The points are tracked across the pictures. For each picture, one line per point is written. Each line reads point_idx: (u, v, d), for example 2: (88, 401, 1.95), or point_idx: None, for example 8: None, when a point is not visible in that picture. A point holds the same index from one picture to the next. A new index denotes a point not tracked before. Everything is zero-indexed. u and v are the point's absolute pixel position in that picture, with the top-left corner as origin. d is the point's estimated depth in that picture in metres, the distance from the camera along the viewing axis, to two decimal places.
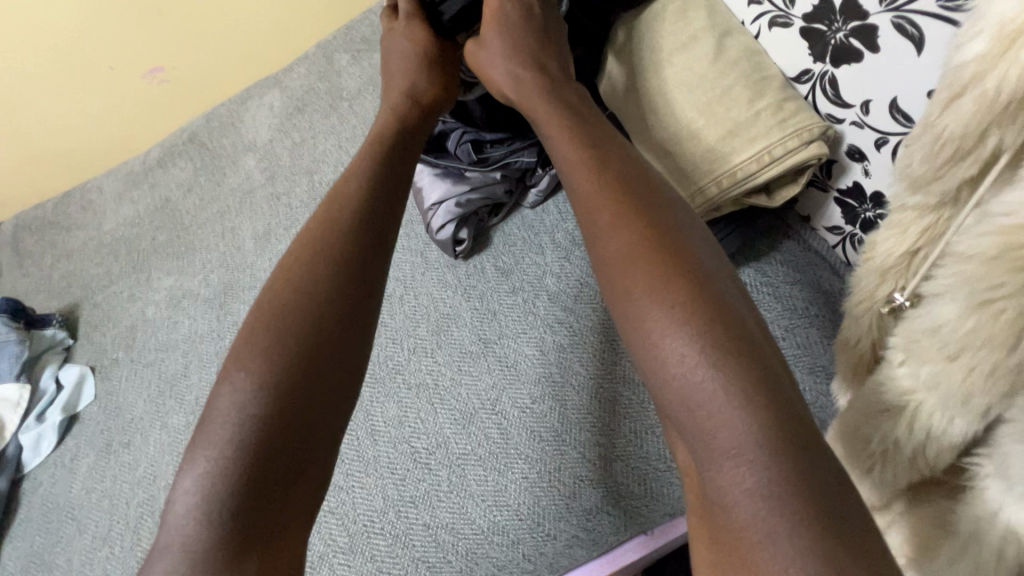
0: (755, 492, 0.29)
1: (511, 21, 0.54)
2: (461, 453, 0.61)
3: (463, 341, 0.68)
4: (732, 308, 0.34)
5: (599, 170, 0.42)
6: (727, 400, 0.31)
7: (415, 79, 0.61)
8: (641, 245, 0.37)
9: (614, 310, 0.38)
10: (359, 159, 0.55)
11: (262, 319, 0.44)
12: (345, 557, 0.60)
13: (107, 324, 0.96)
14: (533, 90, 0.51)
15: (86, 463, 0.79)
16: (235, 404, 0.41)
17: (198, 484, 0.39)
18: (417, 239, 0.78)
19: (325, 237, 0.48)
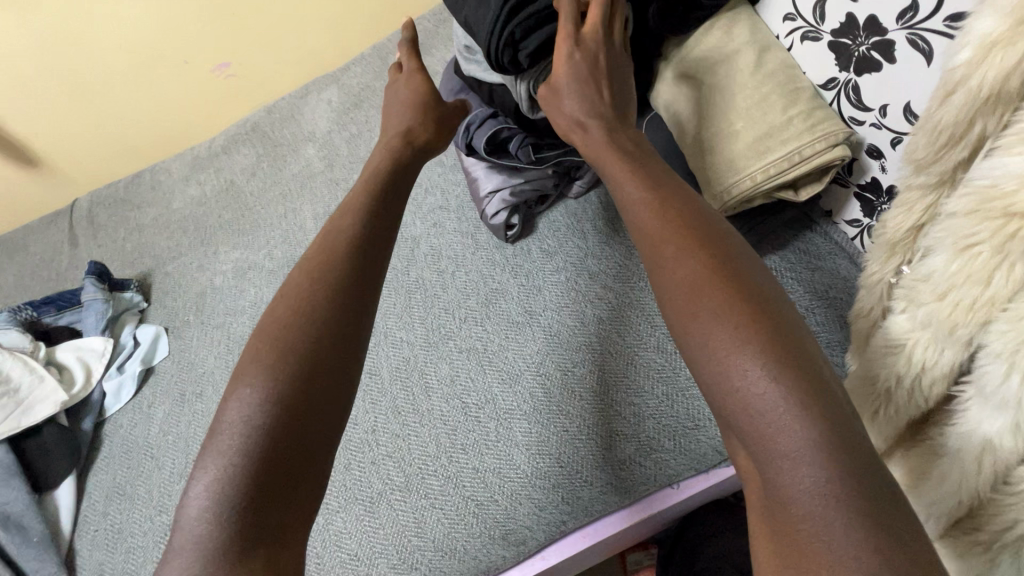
0: (814, 490, 0.33)
1: (581, 70, 0.56)
2: (508, 407, 0.68)
3: (510, 313, 0.76)
4: (793, 334, 0.38)
5: (661, 208, 0.47)
6: (786, 416, 0.35)
7: (411, 121, 0.69)
8: (706, 272, 0.41)
9: (677, 333, 0.42)
10: (354, 206, 0.59)
11: (266, 340, 0.48)
12: (401, 494, 0.67)
13: (178, 291, 1.05)
14: (597, 135, 0.55)
15: (163, 410, 0.88)
16: (244, 414, 0.44)
17: (210, 488, 0.41)
18: (468, 222, 0.88)
19: (331, 269, 0.52)
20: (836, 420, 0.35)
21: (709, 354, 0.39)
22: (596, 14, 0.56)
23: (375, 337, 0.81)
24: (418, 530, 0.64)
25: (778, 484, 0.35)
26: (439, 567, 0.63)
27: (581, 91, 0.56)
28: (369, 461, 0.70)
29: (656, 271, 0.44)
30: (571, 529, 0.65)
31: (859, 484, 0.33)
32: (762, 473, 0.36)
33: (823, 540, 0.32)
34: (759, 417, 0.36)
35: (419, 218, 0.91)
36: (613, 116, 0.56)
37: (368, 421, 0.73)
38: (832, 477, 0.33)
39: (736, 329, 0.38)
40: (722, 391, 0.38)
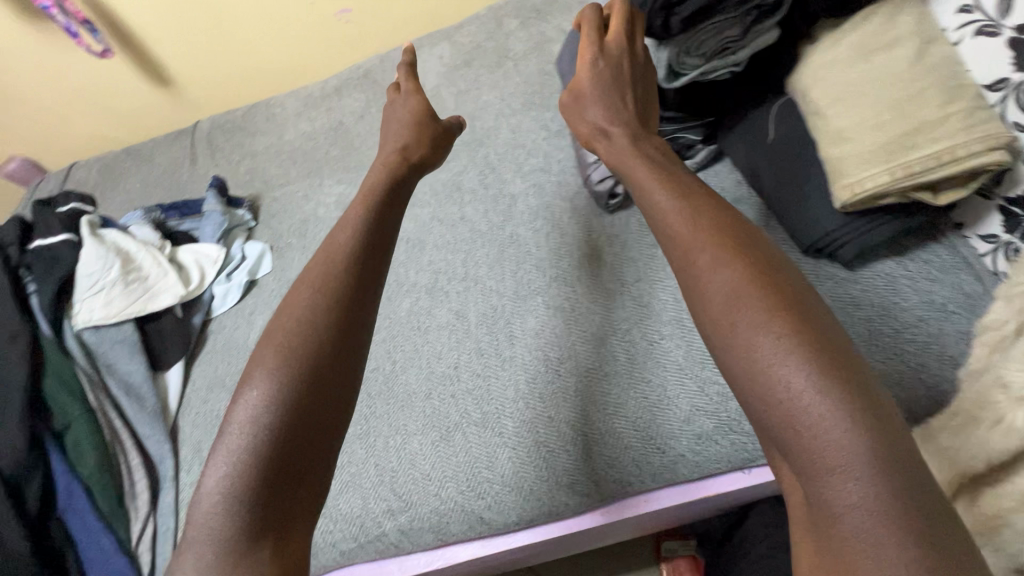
0: (859, 502, 0.34)
1: (605, 80, 0.62)
2: (590, 366, 0.70)
3: (602, 278, 0.78)
4: (837, 343, 0.39)
5: (695, 219, 0.48)
6: (834, 428, 0.35)
7: (406, 139, 0.74)
8: (744, 284, 0.42)
9: (716, 347, 0.43)
10: (348, 217, 0.61)
11: (269, 344, 0.51)
12: (476, 429, 0.70)
13: (284, 215, 1.13)
14: (620, 147, 0.59)
15: (264, 318, 0.96)
16: (252, 413, 0.46)
17: (223, 484, 0.44)
18: (568, 187, 0.90)
19: (336, 272, 0.55)
20: (882, 426, 0.36)
21: (753, 369, 0.39)
22: (617, 28, 0.63)
23: (466, 283, 0.85)
24: (489, 463, 0.68)
25: (826, 494, 0.35)
26: (505, 501, 0.66)
27: (603, 104, 0.62)
28: (449, 394, 0.74)
29: (691, 285, 0.45)
30: (636, 491, 0.66)
31: (908, 497, 0.34)
32: (804, 483, 0.37)
33: (872, 554, 0.33)
34: (805, 428, 0.36)
35: (520, 178, 0.95)
36: (635, 124, 0.61)
37: (452, 358, 0.77)
38: (880, 487, 0.34)
39: (777, 340, 0.39)
40: (765, 403, 0.39)
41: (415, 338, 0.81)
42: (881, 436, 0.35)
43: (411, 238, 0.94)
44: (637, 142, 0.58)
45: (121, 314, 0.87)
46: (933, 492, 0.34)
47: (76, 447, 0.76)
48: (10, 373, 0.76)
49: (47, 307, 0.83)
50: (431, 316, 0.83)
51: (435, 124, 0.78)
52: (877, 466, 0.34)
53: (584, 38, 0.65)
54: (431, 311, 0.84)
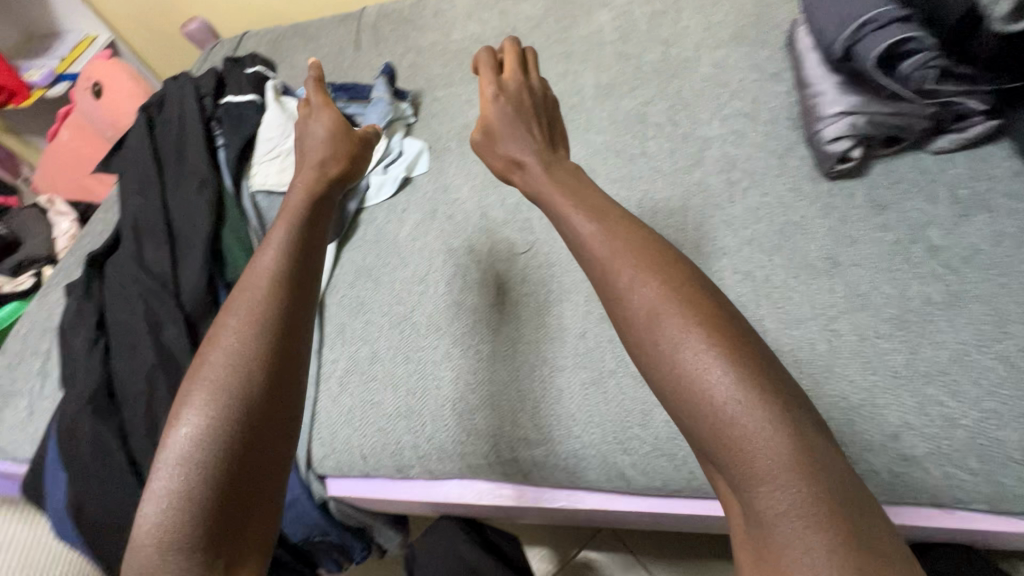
0: (790, 506, 0.36)
1: (509, 112, 0.67)
2: (779, 348, 0.62)
3: (809, 253, 0.67)
4: (745, 337, 0.43)
5: (609, 237, 0.51)
6: (755, 424, 0.38)
7: (325, 156, 0.72)
8: (662, 301, 0.45)
9: (645, 364, 0.45)
10: (272, 238, 0.60)
11: (198, 380, 0.49)
12: (632, 382, 0.65)
13: (444, 117, 1.09)
14: (535, 172, 0.62)
15: (414, 219, 0.94)
16: (184, 454, 0.45)
17: (162, 508, 0.43)
18: (777, 142, 0.78)
19: (259, 290, 0.55)
20: (792, 416, 0.39)
21: (682, 383, 0.42)
22: (511, 69, 0.72)
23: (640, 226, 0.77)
24: (641, 420, 0.63)
25: (758, 501, 0.37)
26: (652, 461, 0.62)
27: (513, 129, 0.66)
28: (607, 338, 0.69)
29: (615, 303, 0.48)
30: None
31: (827, 489, 0.36)
32: (735, 487, 0.39)
33: (799, 550, 0.35)
34: (733, 436, 0.39)
35: (718, 121, 0.84)
36: (547, 157, 0.64)
37: None
38: (805, 487, 0.36)
39: (697, 351, 0.42)
40: (700, 414, 0.41)
41: (573, 272, 0.76)
42: (788, 419, 0.39)
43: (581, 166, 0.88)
44: (553, 168, 0.62)
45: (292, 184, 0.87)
46: (851, 480, 0.37)
47: None
48: (197, 218, 0.80)
49: (231, 162, 0.85)
50: None
51: (350, 137, 0.77)
52: (793, 458, 0.37)
53: (483, 87, 0.70)
54: None
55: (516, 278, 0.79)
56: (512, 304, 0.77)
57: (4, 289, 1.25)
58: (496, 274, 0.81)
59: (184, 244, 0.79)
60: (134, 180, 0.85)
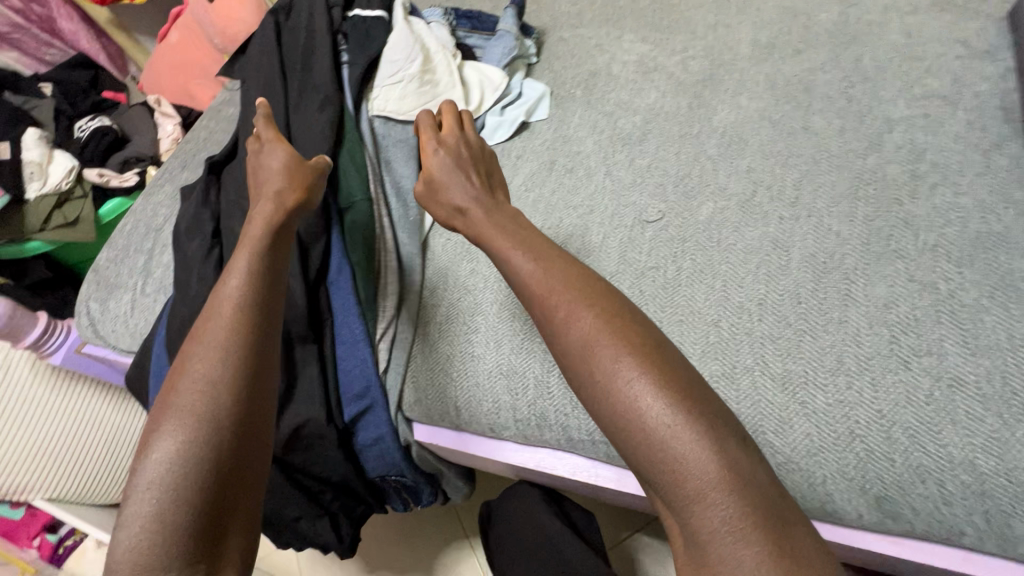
0: (723, 518, 0.41)
1: (450, 163, 0.68)
2: (960, 376, 0.53)
3: (1010, 272, 0.57)
4: (669, 360, 0.49)
5: (550, 272, 0.55)
6: (688, 446, 0.44)
7: (284, 184, 0.65)
8: (599, 334, 0.50)
9: (588, 397, 0.50)
10: (234, 266, 0.56)
11: (166, 410, 0.48)
12: (770, 384, 0.59)
13: (569, 60, 0.99)
14: (479, 219, 0.63)
15: (530, 168, 0.87)
16: (156, 481, 0.44)
17: (137, 537, 0.43)
18: (982, 136, 0.66)
19: (225, 318, 0.52)
20: (717, 431, 0.45)
21: (622, 411, 0.47)
22: (450, 127, 0.72)
23: (795, 211, 0.68)
24: (778, 428, 0.56)
25: (695, 516, 0.43)
26: (784, 475, 0.55)
27: (456, 177, 0.67)
28: (745, 331, 0.62)
29: (560, 339, 0.52)
30: (965, 545, 0.51)
31: (753, 501, 0.42)
32: (675, 507, 0.44)
33: (734, 560, 0.40)
34: (669, 459, 0.44)
35: (906, 101, 0.72)
36: (488, 202, 0.65)
37: (758, 291, 0.64)
38: (733, 498, 0.42)
39: (632, 382, 0.47)
40: (641, 440, 0.45)
41: (710, 251, 0.69)
42: (714, 433, 0.44)
43: (727, 133, 0.78)
44: (494, 215, 0.64)
45: (409, 114, 0.83)
46: (773, 489, 0.43)
47: (352, 229, 0.77)
48: (318, 138, 0.77)
49: (354, 83, 0.83)
50: (738, 234, 0.69)
51: (311, 167, 0.69)
52: (720, 472, 0.42)
53: (424, 138, 0.71)
54: (738, 229, 0.69)
55: (640, 248, 0.72)
56: (635, 275, 0.70)
57: (112, 183, 1.26)
58: (618, 240, 0.74)
59: None
60: (260, 90, 0.84)
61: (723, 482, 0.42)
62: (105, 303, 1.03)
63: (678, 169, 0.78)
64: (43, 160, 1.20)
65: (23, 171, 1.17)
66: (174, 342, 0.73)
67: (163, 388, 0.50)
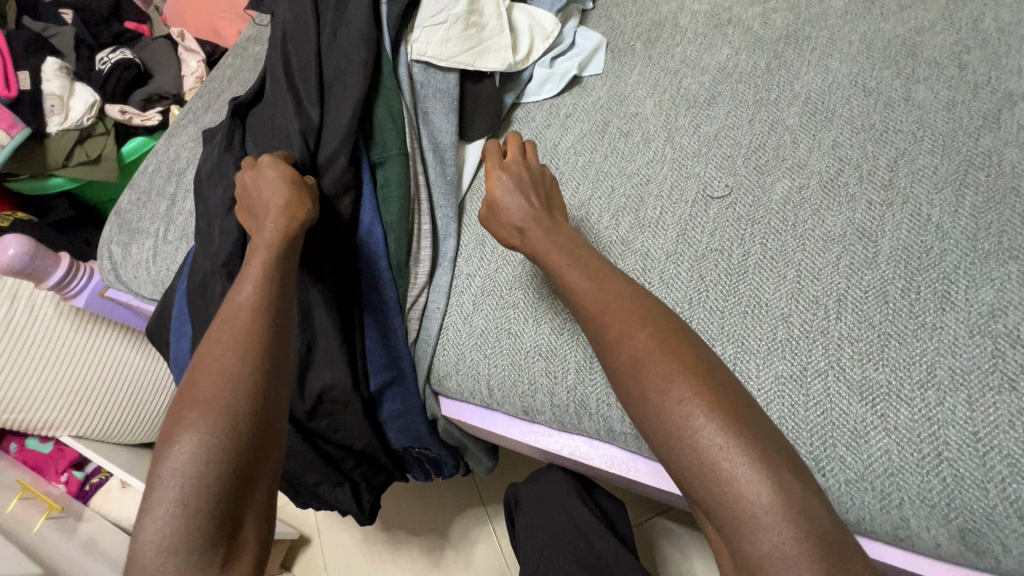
0: (777, 547, 0.36)
1: (513, 184, 0.60)
2: None
3: None
4: (722, 379, 0.43)
5: (600, 286, 0.51)
6: (738, 468, 0.39)
7: (284, 194, 0.59)
8: (652, 348, 0.45)
9: (638, 416, 0.45)
10: (248, 271, 0.52)
11: (185, 403, 0.44)
12: (847, 392, 0.52)
13: (631, 7, 0.88)
14: (539, 239, 0.56)
15: (581, 128, 0.79)
16: (179, 469, 0.41)
17: (162, 534, 0.39)
18: None
19: (242, 321, 0.48)
20: (773, 456, 0.40)
21: (666, 428, 0.42)
22: (513, 150, 0.64)
23: (889, 196, 0.60)
24: (852, 442, 0.51)
25: (747, 547, 0.37)
26: (854, 492, 0.50)
27: (520, 201, 0.59)
28: (820, 330, 0.55)
29: (606, 351, 0.48)
30: None
31: (815, 534, 0.36)
32: (727, 538, 0.39)
33: None
34: (720, 485, 0.39)
35: None
36: (547, 220, 0.58)
37: (838, 285, 0.57)
38: (789, 528, 0.36)
39: (682, 400, 0.42)
40: (688, 459, 0.41)
41: (783, 235, 0.61)
42: (770, 460, 0.39)
43: (811, 100, 0.69)
44: (555, 233, 0.57)
45: (452, 61, 0.75)
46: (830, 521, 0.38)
47: (385, 186, 0.71)
48: (352, 83, 0.70)
49: (393, 20, 0.74)
50: (819, 219, 0.61)
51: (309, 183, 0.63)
52: (775, 500, 0.37)
53: (488, 159, 0.64)
54: (817, 212, 0.61)
55: (702, 227, 0.65)
56: (695, 257, 0.63)
57: (134, 121, 1.21)
58: (678, 216, 0.66)
59: (335, 111, 0.70)
60: (289, 25, 0.76)
61: (778, 512, 0.37)
62: (127, 248, 0.99)
63: (751, 139, 0.69)
64: (64, 93, 1.14)
65: (43, 102, 1.11)
66: (196, 297, 0.69)
67: (182, 384, 0.46)
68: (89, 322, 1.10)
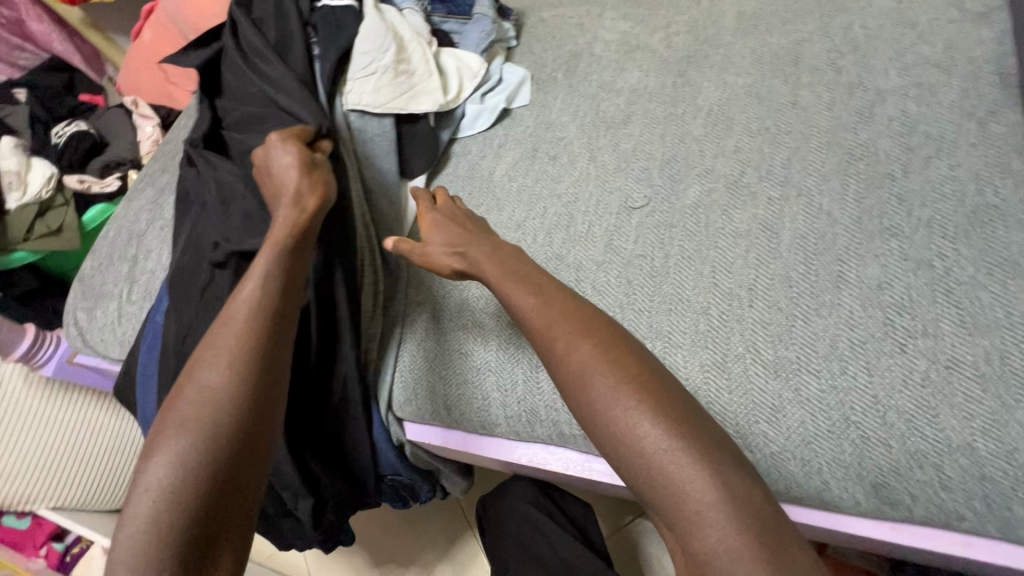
0: (721, 542, 0.40)
1: (444, 221, 0.66)
2: (957, 356, 0.52)
3: (1012, 247, 0.55)
4: (662, 386, 0.48)
5: (545, 301, 0.54)
6: (682, 469, 0.43)
7: (298, 183, 0.63)
8: (596, 361, 0.49)
9: (589, 424, 0.49)
10: (252, 273, 0.56)
11: (169, 415, 0.48)
12: (764, 372, 0.57)
13: (551, 42, 0.95)
14: (483, 256, 0.60)
15: (514, 156, 0.84)
16: (159, 477, 0.44)
17: (132, 545, 0.42)
18: (976, 103, 0.63)
19: (240, 323, 0.52)
20: (714, 457, 0.44)
21: (615, 436, 0.46)
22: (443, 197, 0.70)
23: (785, 191, 0.66)
24: (771, 417, 0.55)
25: (694, 542, 0.42)
26: (779, 464, 0.54)
27: (451, 234, 0.64)
28: (736, 318, 0.61)
29: (554, 365, 0.51)
30: (966, 529, 0.50)
31: (756, 524, 0.41)
32: (677, 534, 0.43)
33: None
34: (667, 487, 0.43)
35: (897, 71, 0.69)
36: (488, 239, 0.63)
37: (748, 276, 0.62)
38: (730, 520, 0.41)
39: (627, 409, 0.46)
40: (637, 463, 0.45)
41: (697, 236, 0.67)
42: (711, 460, 0.43)
43: (713, 112, 0.76)
44: (500, 252, 0.61)
45: (386, 107, 0.80)
46: (770, 510, 0.42)
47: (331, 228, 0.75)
48: None
49: (326, 76, 0.80)
50: (727, 217, 0.67)
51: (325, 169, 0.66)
52: (718, 497, 0.42)
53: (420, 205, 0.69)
54: (726, 211, 0.67)
55: (627, 236, 0.70)
56: (622, 264, 0.68)
57: (93, 189, 1.25)
58: (605, 229, 0.72)
59: None
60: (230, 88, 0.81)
61: (719, 507, 0.41)
62: (91, 312, 1.02)
63: (664, 152, 0.75)
64: (21, 169, 1.19)
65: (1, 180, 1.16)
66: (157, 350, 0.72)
67: (175, 391, 0.50)
68: (83, 398, 1.13)
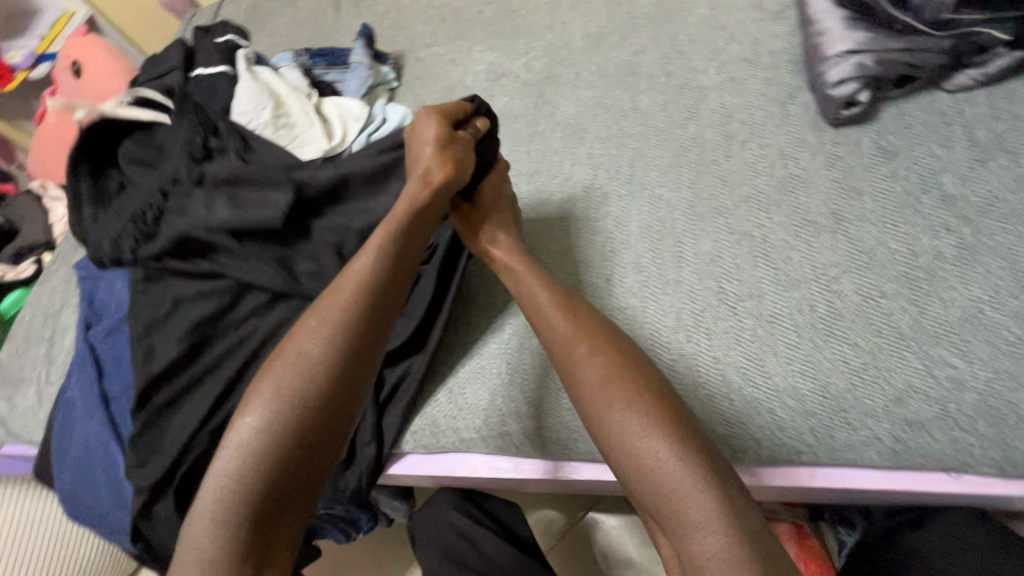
0: (717, 551, 0.43)
1: (503, 214, 0.71)
2: (779, 311, 0.59)
3: (810, 209, 0.63)
4: (675, 403, 0.51)
5: (570, 314, 0.59)
6: (687, 481, 0.46)
7: (432, 166, 0.64)
8: (615, 373, 0.53)
9: (599, 428, 0.52)
10: (369, 246, 0.61)
11: (267, 374, 0.55)
12: None
13: (428, 78, 1.02)
14: (515, 255, 0.67)
15: None
16: (246, 443, 0.52)
17: (209, 509, 0.50)
18: (779, 88, 0.72)
19: (346, 298, 0.58)
20: (718, 473, 0.46)
21: (624, 444, 0.49)
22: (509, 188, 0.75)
23: (631, 187, 0.73)
24: None
25: (691, 548, 0.44)
26: None
27: (501, 228, 0.70)
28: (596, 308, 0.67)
29: (569, 371, 0.55)
30: (805, 462, 0.55)
31: (750, 538, 0.43)
32: (673, 540, 0.46)
33: None
34: (672, 497, 0.46)
35: (715, 69, 0.78)
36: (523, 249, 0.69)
37: (605, 269, 0.69)
38: (727, 531, 0.43)
39: (640, 422, 0.49)
40: (641, 470, 0.48)
41: (562, 239, 0.73)
42: (713, 476, 0.46)
43: (570, 125, 0.83)
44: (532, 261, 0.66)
45: None
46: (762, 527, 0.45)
47: None
48: None
49: None
50: (585, 218, 0.74)
51: (461, 151, 0.67)
52: (717, 509, 0.44)
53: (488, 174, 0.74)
54: (585, 213, 0.74)
55: None
56: None
57: (8, 276, 1.26)
58: None
59: None
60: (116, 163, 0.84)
61: (717, 517, 0.44)
62: (11, 399, 1.01)
63: (531, 166, 0.82)
64: None
65: None
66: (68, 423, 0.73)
67: (278, 352, 0.57)
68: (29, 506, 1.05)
